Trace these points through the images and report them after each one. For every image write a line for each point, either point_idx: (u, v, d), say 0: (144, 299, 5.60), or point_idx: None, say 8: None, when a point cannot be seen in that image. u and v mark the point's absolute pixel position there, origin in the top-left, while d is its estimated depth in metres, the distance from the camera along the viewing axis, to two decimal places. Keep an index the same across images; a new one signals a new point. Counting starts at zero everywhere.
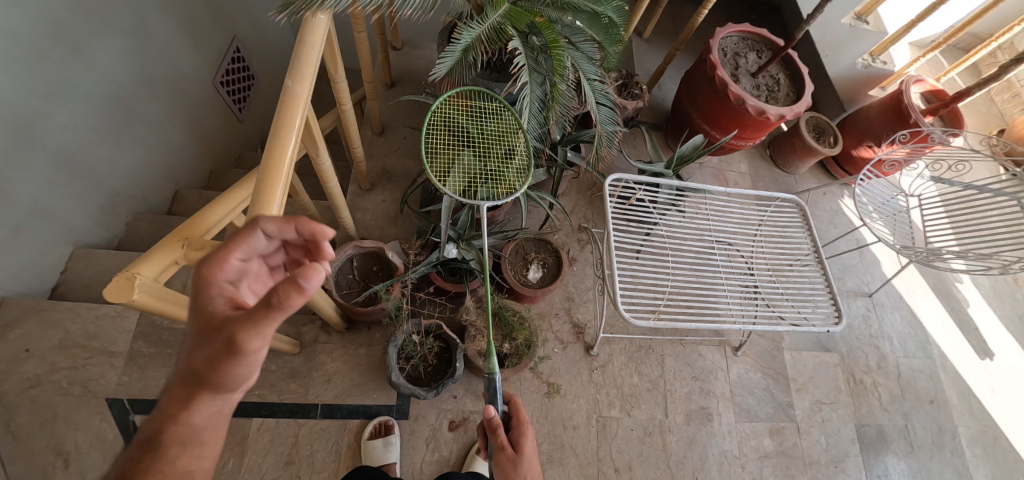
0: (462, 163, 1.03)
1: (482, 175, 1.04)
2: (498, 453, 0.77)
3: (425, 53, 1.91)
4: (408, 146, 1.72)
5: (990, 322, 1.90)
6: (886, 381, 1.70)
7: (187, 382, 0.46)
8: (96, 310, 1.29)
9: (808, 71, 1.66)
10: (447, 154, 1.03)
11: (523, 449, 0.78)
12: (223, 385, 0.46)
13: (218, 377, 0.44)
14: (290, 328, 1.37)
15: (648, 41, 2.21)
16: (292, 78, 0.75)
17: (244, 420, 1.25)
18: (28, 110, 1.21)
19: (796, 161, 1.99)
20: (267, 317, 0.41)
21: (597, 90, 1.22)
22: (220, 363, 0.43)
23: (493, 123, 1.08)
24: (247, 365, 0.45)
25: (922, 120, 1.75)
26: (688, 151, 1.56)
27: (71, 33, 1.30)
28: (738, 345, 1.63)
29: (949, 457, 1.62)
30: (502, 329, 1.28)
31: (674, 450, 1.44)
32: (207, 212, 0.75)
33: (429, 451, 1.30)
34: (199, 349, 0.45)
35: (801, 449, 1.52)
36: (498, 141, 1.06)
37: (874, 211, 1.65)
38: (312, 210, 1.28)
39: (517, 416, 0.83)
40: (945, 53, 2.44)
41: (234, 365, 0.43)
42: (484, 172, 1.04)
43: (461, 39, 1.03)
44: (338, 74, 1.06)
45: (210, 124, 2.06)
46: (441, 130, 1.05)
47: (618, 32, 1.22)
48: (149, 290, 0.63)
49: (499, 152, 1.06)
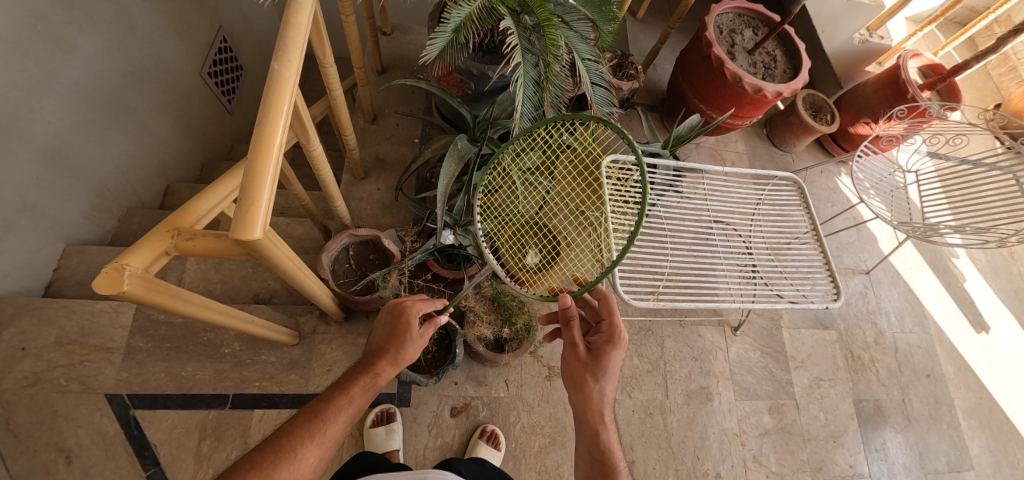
0: (517, 212, 1.10)
1: (518, 231, 1.08)
2: (569, 348, 0.90)
3: (416, 37, 1.87)
4: (401, 132, 1.70)
5: (985, 295, 1.91)
6: (883, 357, 1.71)
7: (383, 351, 0.83)
8: (91, 307, 1.28)
9: (805, 48, 1.64)
10: (511, 200, 1.09)
11: (607, 360, 0.86)
12: (405, 357, 0.84)
13: (400, 349, 0.83)
14: (288, 319, 1.36)
15: (643, 21, 2.18)
16: (278, 61, 0.73)
17: (246, 412, 1.26)
18: (11, 107, 1.17)
19: (793, 139, 1.98)
20: (435, 322, 0.87)
21: (591, 70, 1.17)
22: (412, 344, 0.84)
23: (527, 209, 1.14)
24: (410, 349, 0.84)
25: (920, 95, 1.72)
26: (685, 130, 1.52)
27: (51, 25, 1.26)
28: (737, 325, 1.63)
29: (945, 430, 1.64)
30: (502, 313, 1.30)
31: (675, 430, 1.45)
32: (196, 203, 0.74)
33: (431, 437, 1.31)
34: (393, 334, 0.84)
35: (801, 426, 1.54)
36: (527, 212, 1.14)
37: (871, 188, 1.63)
38: (305, 199, 1.25)
39: (610, 315, 0.89)
40: (942, 28, 2.42)
41: (413, 344, 0.84)
42: (518, 229, 1.08)
43: (451, 18, 0.99)
44: (326, 58, 1.03)
45: (200, 114, 2.01)
46: (530, 197, 1.18)
47: (612, 10, 1.16)
48: (139, 282, 0.61)
49: (521, 226, 1.10)
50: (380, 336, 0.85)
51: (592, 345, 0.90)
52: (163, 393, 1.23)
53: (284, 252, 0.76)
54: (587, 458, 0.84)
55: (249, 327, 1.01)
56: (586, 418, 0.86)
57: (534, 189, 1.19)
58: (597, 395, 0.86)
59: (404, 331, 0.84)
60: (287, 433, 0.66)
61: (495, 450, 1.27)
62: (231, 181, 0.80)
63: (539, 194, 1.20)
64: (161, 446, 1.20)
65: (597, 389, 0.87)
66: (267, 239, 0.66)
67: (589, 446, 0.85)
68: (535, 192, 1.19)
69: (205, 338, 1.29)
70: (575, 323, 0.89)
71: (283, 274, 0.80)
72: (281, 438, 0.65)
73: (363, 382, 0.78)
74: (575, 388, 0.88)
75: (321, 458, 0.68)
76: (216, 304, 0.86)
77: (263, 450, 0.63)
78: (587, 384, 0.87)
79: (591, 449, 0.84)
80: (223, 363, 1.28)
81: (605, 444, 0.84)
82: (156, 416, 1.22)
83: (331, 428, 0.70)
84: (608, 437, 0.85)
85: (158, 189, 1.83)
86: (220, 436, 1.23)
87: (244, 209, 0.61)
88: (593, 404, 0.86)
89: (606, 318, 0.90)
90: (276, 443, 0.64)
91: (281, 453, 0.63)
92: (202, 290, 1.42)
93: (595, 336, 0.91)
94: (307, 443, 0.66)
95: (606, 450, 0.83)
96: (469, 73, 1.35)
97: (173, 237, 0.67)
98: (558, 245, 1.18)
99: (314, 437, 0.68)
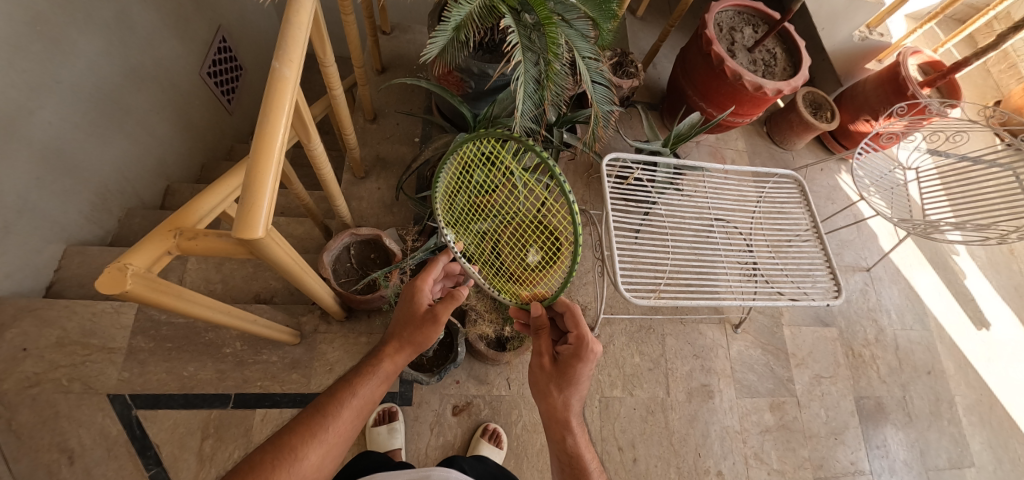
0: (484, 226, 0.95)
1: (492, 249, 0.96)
2: (537, 357, 0.93)
3: (416, 36, 1.87)
4: (401, 131, 1.70)
5: (985, 292, 1.91)
6: (884, 354, 1.71)
7: (391, 340, 0.84)
8: (93, 307, 1.28)
9: (805, 45, 1.63)
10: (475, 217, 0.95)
11: (573, 371, 0.88)
12: (418, 344, 0.84)
13: (420, 335, 0.84)
14: (289, 319, 1.36)
15: (642, 19, 2.18)
16: (279, 60, 0.73)
17: (247, 411, 1.26)
18: (11, 107, 1.17)
19: (793, 137, 1.98)
20: (457, 296, 0.85)
21: (592, 68, 1.16)
22: (423, 324, 0.85)
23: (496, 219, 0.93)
24: (422, 337, 0.85)
25: (920, 93, 1.72)
26: (685, 128, 1.52)
27: (50, 25, 1.25)
28: (738, 322, 1.63)
29: (946, 426, 1.65)
30: (503, 313, 1.29)
31: (676, 428, 1.45)
32: (198, 202, 0.74)
33: (433, 436, 1.31)
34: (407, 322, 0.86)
35: (801, 423, 1.54)
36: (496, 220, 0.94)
37: (871, 185, 1.63)
38: (306, 198, 1.25)
39: (577, 328, 0.89)
40: (942, 25, 2.43)
41: (428, 327, 0.85)
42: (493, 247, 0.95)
43: (452, 17, 0.99)
44: (327, 57, 1.03)
45: (199, 114, 2.01)
46: (497, 200, 0.92)
47: (612, 9, 1.18)
48: (141, 281, 0.61)
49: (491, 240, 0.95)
50: (393, 326, 0.87)
51: (560, 356, 0.91)
52: (164, 393, 1.24)
53: (286, 251, 0.76)
54: (556, 462, 0.86)
55: (250, 327, 1.01)
56: (552, 423, 0.88)
57: (499, 191, 0.90)
58: (561, 404, 0.88)
59: (418, 315, 0.86)
60: (289, 431, 0.67)
61: (497, 449, 1.27)
62: (233, 180, 0.80)
63: (507, 192, 0.90)
64: (163, 446, 1.20)
65: (562, 398, 0.88)
66: (268, 238, 0.66)
67: (557, 451, 0.87)
68: (504, 195, 0.91)
69: (207, 338, 1.29)
70: (544, 333, 0.93)
71: (285, 273, 0.80)
72: (281, 438, 0.65)
73: (368, 376, 0.78)
74: (541, 396, 0.90)
75: (327, 455, 0.68)
76: (218, 302, 0.86)
77: (264, 450, 0.63)
78: (552, 393, 0.89)
79: (558, 455, 0.86)
80: (225, 363, 1.28)
81: (571, 448, 0.85)
82: (158, 416, 1.22)
83: (335, 424, 0.70)
84: (574, 441, 0.86)
85: (158, 189, 1.83)
86: (222, 436, 1.23)
87: (247, 208, 0.61)
88: (559, 411, 0.88)
89: (573, 330, 0.90)
90: (277, 443, 0.65)
91: (282, 453, 0.63)
92: (203, 290, 1.42)
93: (564, 346, 0.92)
94: (308, 442, 0.66)
95: (573, 454, 0.85)
96: (469, 72, 1.35)
97: (175, 237, 0.67)
98: (544, 260, 0.92)
99: (315, 434, 0.67)
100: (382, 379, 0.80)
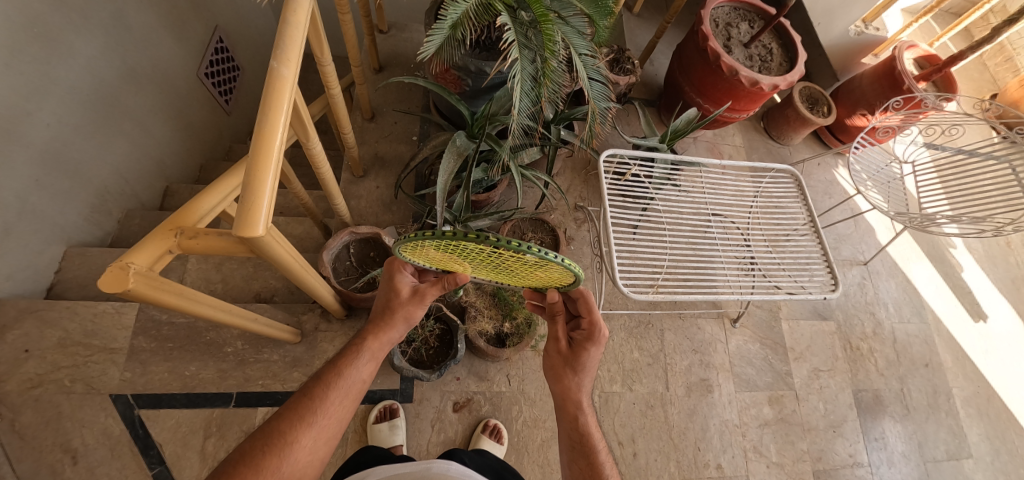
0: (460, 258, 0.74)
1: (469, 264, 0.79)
2: (552, 342, 0.92)
3: (413, 35, 1.87)
4: (400, 130, 1.70)
5: (982, 284, 1.93)
6: (881, 347, 1.72)
7: (375, 322, 0.86)
8: (94, 308, 1.28)
9: (800, 40, 1.64)
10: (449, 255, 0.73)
11: (584, 354, 0.87)
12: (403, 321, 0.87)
13: (404, 313, 0.86)
14: (290, 317, 1.37)
15: (639, 15, 2.18)
16: (277, 60, 0.73)
17: (249, 410, 1.27)
18: (7, 110, 1.17)
19: (789, 132, 1.98)
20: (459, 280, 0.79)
21: (589, 65, 1.16)
22: (404, 303, 0.86)
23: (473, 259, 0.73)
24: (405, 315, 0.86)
25: (915, 87, 1.73)
26: (681, 124, 1.53)
27: (46, 27, 1.25)
28: (736, 317, 1.64)
29: (944, 418, 1.66)
30: (503, 308, 1.34)
31: (676, 422, 1.46)
32: (198, 202, 0.74)
33: (434, 432, 1.32)
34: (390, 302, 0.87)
35: (800, 416, 1.55)
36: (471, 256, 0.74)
37: (868, 179, 1.64)
38: (305, 197, 1.25)
39: (589, 313, 0.86)
40: (938, 19, 2.43)
41: (409, 304, 0.86)
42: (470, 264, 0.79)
43: (448, 15, 0.99)
44: (324, 55, 1.03)
45: (197, 114, 2.01)
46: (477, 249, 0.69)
47: (608, 5, 1.18)
48: (143, 280, 0.62)
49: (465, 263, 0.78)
50: (377, 307, 0.88)
51: (573, 340, 0.90)
52: (166, 392, 1.24)
53: (286, 249, 0.77)
54: (566, 443, 0.86)
55: (251, 326, 1.01)
56: (564, 406, 0.89)
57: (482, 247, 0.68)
58: (575, 386, 0.88)
59: (399, 294, 0.86)
60: (277, 418, 0.68)
61: (497, 444, 1.28)
62: (233, 179, 0.81)
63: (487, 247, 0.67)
64: (166, 445, 1.21)
65: (576, 381, 0.89)
66: (269, 236, 0.67)
67: (568, 430, 0.87)
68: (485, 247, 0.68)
69: (208, 338, 1.30)
70: (558, 318, 0.89)
71: (285, 271, 0.81)
72: (270, 424, 0.67)
73: (353, 358, 0.80)
74: (555, 379, 0.91)
75: (319, 437, 0.69)
76: (219, 301, 0.86)
77: (254, 438, 0.65)
78: (565, 376, 0.89)
79: (569, 433, 0.86)
80: (226, 362, 1.29)
81: (583, 427, 0.86)
82: (160, 416, 1.22)
83: (325, 406, 0.72)
84: (586, 421, 0.87)
85: (157, 191, 1.83)
86: (224, 434, 1.24)
87: (247, 206, 0.62)
88: (572, 393, 0.88)
89: (585, 315, 0.86)
90: (267, 430, 0.66)
91: (272, 438, 0.65)
92: (204, 290, 1.42)
93: (577, 331, 0.90)
94: (298, 427, 0.68)
95: (584, 432, 0.85)
96: (466, 70, 1.35)
97: (176, 236, 0.68)
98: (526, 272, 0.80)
99: (304, 418, 0.69)
100: (369, 357, 0.82)
